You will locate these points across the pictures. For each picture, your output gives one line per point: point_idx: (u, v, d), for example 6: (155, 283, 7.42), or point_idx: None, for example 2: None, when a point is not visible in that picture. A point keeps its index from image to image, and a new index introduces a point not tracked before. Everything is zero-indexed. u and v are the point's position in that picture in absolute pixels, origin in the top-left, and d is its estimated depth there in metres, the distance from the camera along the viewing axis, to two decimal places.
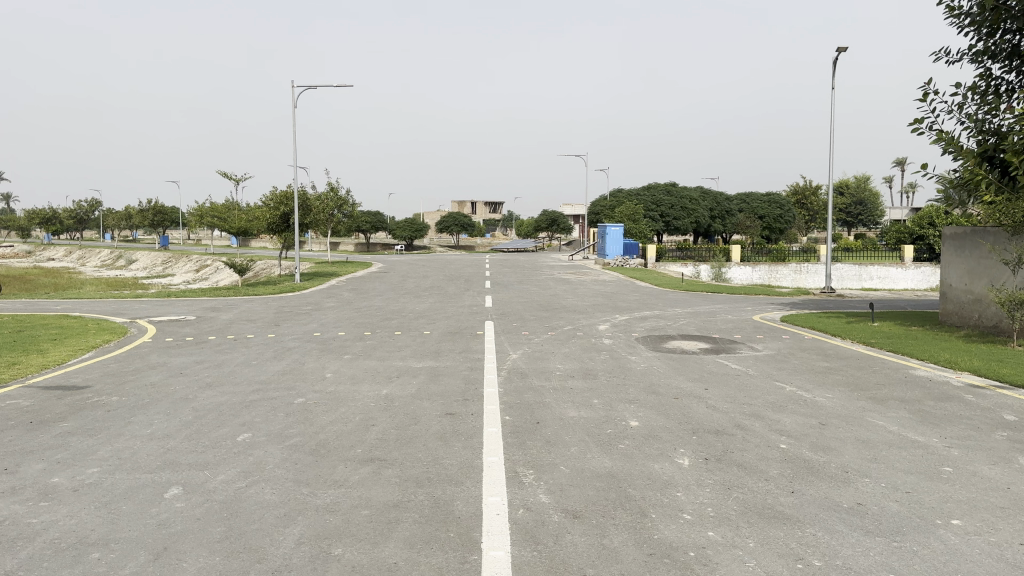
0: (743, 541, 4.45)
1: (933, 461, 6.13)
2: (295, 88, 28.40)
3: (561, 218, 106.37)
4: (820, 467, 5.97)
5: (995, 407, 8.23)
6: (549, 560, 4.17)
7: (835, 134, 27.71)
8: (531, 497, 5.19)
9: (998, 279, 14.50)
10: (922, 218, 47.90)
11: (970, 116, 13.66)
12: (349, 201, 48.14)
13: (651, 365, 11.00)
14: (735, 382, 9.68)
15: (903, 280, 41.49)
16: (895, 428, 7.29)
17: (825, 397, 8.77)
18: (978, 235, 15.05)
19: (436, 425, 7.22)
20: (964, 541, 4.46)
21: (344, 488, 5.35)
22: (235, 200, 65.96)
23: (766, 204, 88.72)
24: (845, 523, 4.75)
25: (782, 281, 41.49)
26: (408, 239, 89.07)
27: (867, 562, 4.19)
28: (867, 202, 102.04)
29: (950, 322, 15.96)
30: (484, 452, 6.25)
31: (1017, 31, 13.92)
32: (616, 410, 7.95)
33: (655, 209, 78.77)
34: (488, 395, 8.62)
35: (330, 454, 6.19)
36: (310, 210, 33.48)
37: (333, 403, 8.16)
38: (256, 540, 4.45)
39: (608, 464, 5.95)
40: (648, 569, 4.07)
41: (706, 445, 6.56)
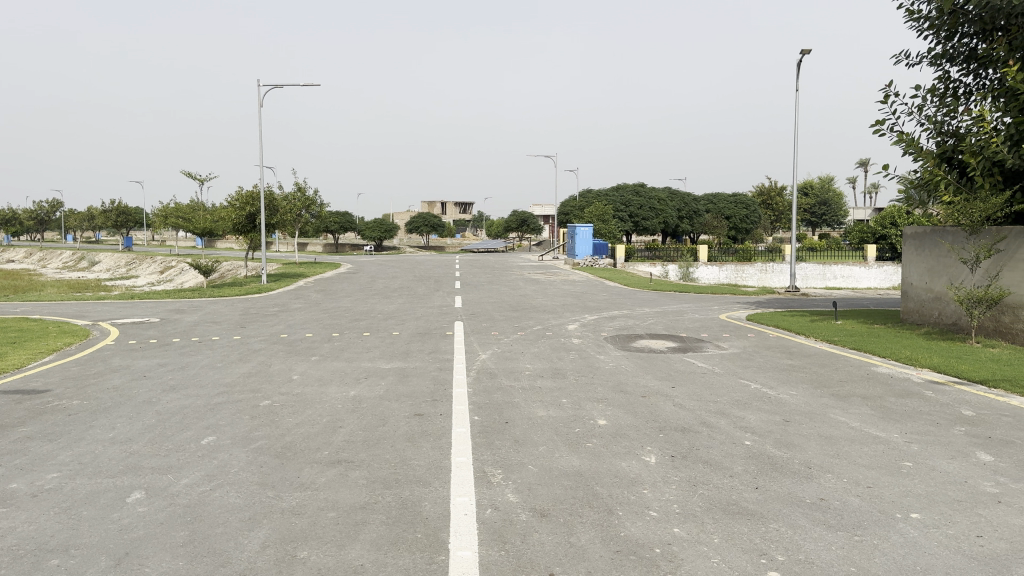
0: (708, 537, 4.49)
1: (894, 456, 6.25)
2: (262, 86, 28.03)
3: (530, 218, 106.22)
4: (783, 462, 6.06)
5: (953, 403, 8.42)
6: (516, 560, 4.17)
7: (798, 136, 28.09)
8: (499, 496, 5.19)
9: (957, 277, 14.75)
10: (884, 219, 48.72)
11: (929, 118, 14.02)
12: (316, 201, 47.83)
13: (620, 364, 11.06)
14: (702, 380, 9.76)
15: (866, 280, 42.22)
16: (857, 424, 7.42)
17: (789, 394, 8.90)
18: (937, 235, 15.33)
19: (405, 426, 7.21)
20: (923, 534, 4.55)
21: (311, 490, 5.32)
22: (199, 201, 65.10)
23: (733, 204, 89.77)
24: (808, 518, 4.82)
25: (748, 279, 41.98)
26: (377, 240, 88.61)
27: (829, 556, 4.25)
28: (831, 203, 103.62)
29: (910, 320, 16.26)
30: (452, 453, 6.25)
31: (974, 35, 14.23)
32: (584, 409, 7.98)
33: (624, 209, 79.18)
34: (457, 395, 8.64)
35: (296, 457, 6.15)
36: (277, 210, 33.14)
37: (299, 405, 8.10)
38: (219, 543, 4.40)
39: (576, 464, 5.96)
40: (615, 567, 4.09)
41: (672, 443, 6.61)
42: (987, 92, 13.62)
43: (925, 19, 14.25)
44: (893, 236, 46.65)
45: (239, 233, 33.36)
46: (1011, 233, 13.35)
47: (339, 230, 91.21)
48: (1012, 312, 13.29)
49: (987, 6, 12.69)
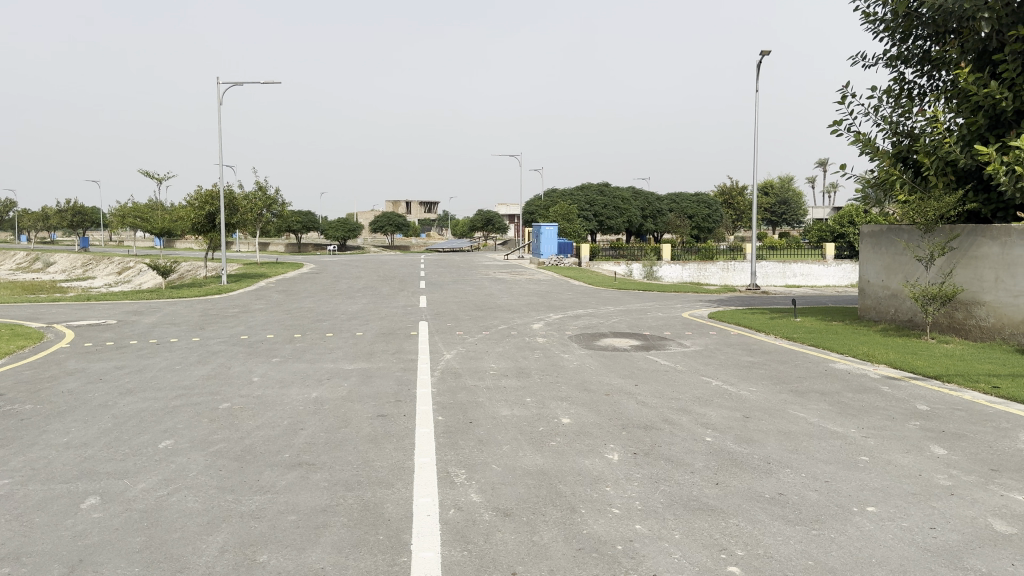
0: (669, 533, 4.53)
1: (851, 451, 6.35)
2: (222, 84, 27.67)
3: (496, 217, 106.05)
4: (743, 458, 6.14)
5: (909, 398, 8.58)
6: (478, 559, 4.16)
7: (758, 137, 28.47)
8: (462, 497, 5.17)
9: (912, 274, 15.05)
10: (842, 218, 49.59)
11: (884, 118, 14.35)
12: (278, 200, 47.30)
13: (584, 363, 11.12)
14: (664, 377, 9.85)
15: (825, 277, 43.03)
16: (815, 419, 7.54)
17: (749, 390, 9.02)
18: (893, 233, 15.64)
19: (367, 427, 7.15)
20: (879, 527, 4.64)
21: (270, 494, 5.24)
22: (157, 202, 63.93)
23: (695, 204, 90.72)
24: (767, 513, 4.88)
25: (710, 278, 42.20)
26: (341, 241, 87.80)
27: (787, 550, 4.30)
28: (791, 202, 105.22)
29: (867, 317, 16.57)
30: (415, 453, 6.22)
31: (927, 38, 14.55)
32: (548, 408, 8.00)
33: (589, 209, 79.49)
34: (421, 395, 8.61)
35: (255, 460, 6.06)
36: (237, 210, 32.68)
37: (260, 408, 7.98)
38: (176, 548, 4.33)
39: (540, 462, 5.97)
40: (577, 564, 4.10)
41: (635, 441, 6.65)
42: (940, 94, 13.95)
43: (881, 21, 14.55)
44: (851, 235, 47.52)
45: (198, 232, 32.85)
46: (963, 232, 13.62)
47: (302, 229, 90.32)
48: (965, 309, 13.59)
49: (939, 9, 12.99)
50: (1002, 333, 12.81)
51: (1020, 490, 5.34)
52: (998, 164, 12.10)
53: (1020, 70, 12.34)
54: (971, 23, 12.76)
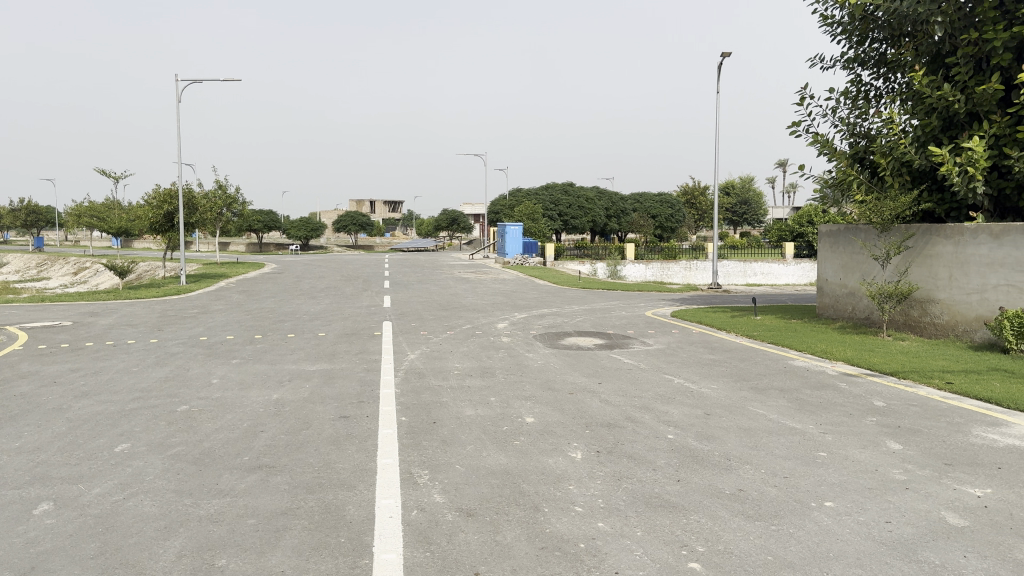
0: (631, 530, 4.55)
1: (810, 447, 6.44)
2: (181, 81, 27.19)
3: (460, 217, 105.70)
4: (705, 455, 6.19)
5: (866, 394, 8.74)
6: (441, 560, 4.15)
7: (719, 137, 28.79)
8: (425, 497, 5.15)
9: (869, 273, 15.34)
10: (801, 218, 50.40)
11: (842, 119, 14.63)
12: (238, 200, 46.61)
13: (549, 362, 11.14)
14: (628, 376, 9.92)
15: (785, 276, 43.72)
16: (775, 416, 7.64)
17: (710, 388, 9.12)
18: (851, 232, 15.91)
19: (330, 429, 7.08)
20: (836, 522, 4.71)
21: (229, 497, 5.17)
22: (114, 201, 62.66)
23: (658, 203, 91.55)
24: (727, 509, 4.93)
25: (674, 276, 42.84)
26: (303, 241, 86.89)
27: (747, 546, 4.35)
28: (751, 202, 106.69)
29: (826, 315, 16.85)
30: (378, 455, 6.17)
31: (883, 41, 14.84)
32: (513, 407, 8.00)
33: (553, 209, 79.76)
34: (385, 396, 8.54)
35: (214, 463, 5.96)
36: (196, 209, 32.17)
37: (219, 410, 7.86)
38: (133, 554, 4.24)
39: (503, 462, 5.97)
40: (540, 563, 4.11)
41: (598, 439, 6.68)
42: (896, 96, 14.25)
43: (838, 24, 14.80)
44: (810, 234, 48.33)
45: (156, 232, 32.23)
46: (918, 231, 13.90)
47: (263, 229, 89.11)
48: (920, 306, 13.88)
49: (895, 13, 13.26)
50: (955, 330, 13.11)
51: (972, 483, 5.48)
52: (952, 165, 12.40)
53: (972, 73, 12.65)
54: (925, 27, 13.04)
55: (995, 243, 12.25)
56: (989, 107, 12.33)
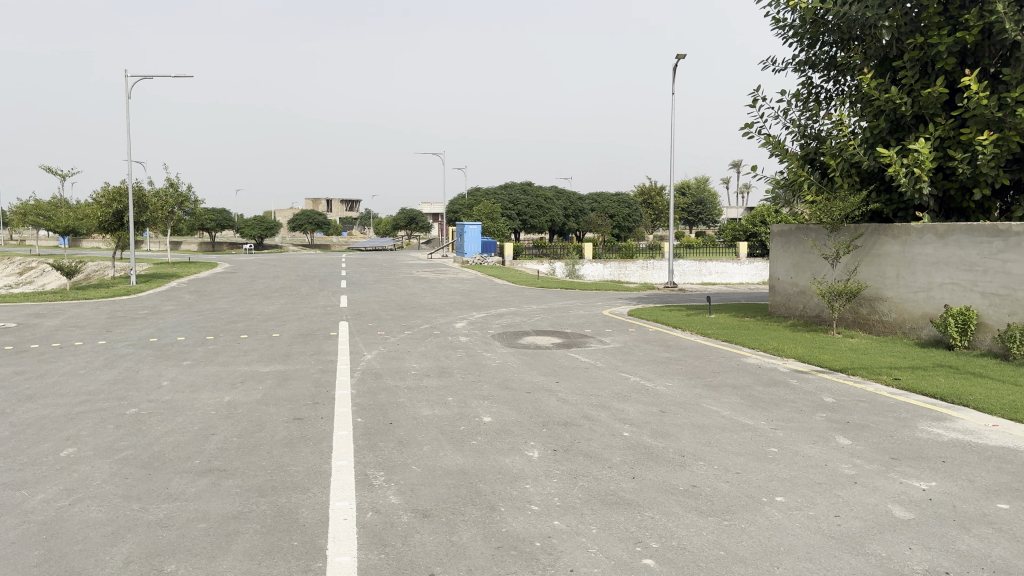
0: (586, 528, 4.58)
1: (761, 443, 6.55)
2: (131, 77, 26.56)
3: (419, 216, 105.24)
4: (659, 451, 6.26)
5: (816, 391, 8.93)
6: (396, 562, 4.12)
7: (674, 138, 29.13)
8: (380, 499, 5.11)
9: (819, 272, 15.65)
10: (754, 218, 51.29)
11: (793, 121, 14.92)
12: (191, 198, 45.76)
13: (506, 361, 11.13)
14: (585, 374, 9.96)
15: (739, 275, 44.49)
16: (727, 412, 7.76)
17: (665, 385, 9.22)
18: (801, 232, 16.23)
19: (283, 431, 6.99)
20: (786, 516, 4.79)
21: (179, 501, 5.07)
22: (60, 200, 60.98)
23: (616, 203, 92.28)
24: (681, 505, 4.99)
25: (631, 275, 43.24)
26: (257, 240, 85.64)
27: (700, 541, 4.40)
28: (706, 202, 108.26)
29: (778, 313, 17.15)
30: (332, 457, 6.10)
31: (833, 44, 15.14)
32: (470, 406, 7.99)
33: (512, 208, 79.85)
34: (340, 397, 8.47)
35: (164, 467, 5.84)
36: (147, 207, 31.48)
37: (169, 413, 7.70)
38: (77, 561, 4.14)
39: (460, 461, 5.96)
40: (495, 563, 4.10)
41: (555, 437, 6.70)
42: (846, 98, 14.55)
43: (790, 27, 15.07)
44: (762, 233, 49.23)
45: (105, 231, 31.48)
46: (867, 231, 14.22)
47: (216, 229, 87.57)
48: (869, 304, 14.21)
49: (844, 17, 13.55)
50: (902, 327, 13.43)
51: (917, 477, 5.62)
52: (899, 166, 12.73)
53: (917, 77, 12.99)
54: (873, 31, 13.34)
55: (940, 242, 12.57)
56: (934, 110, 12.67)
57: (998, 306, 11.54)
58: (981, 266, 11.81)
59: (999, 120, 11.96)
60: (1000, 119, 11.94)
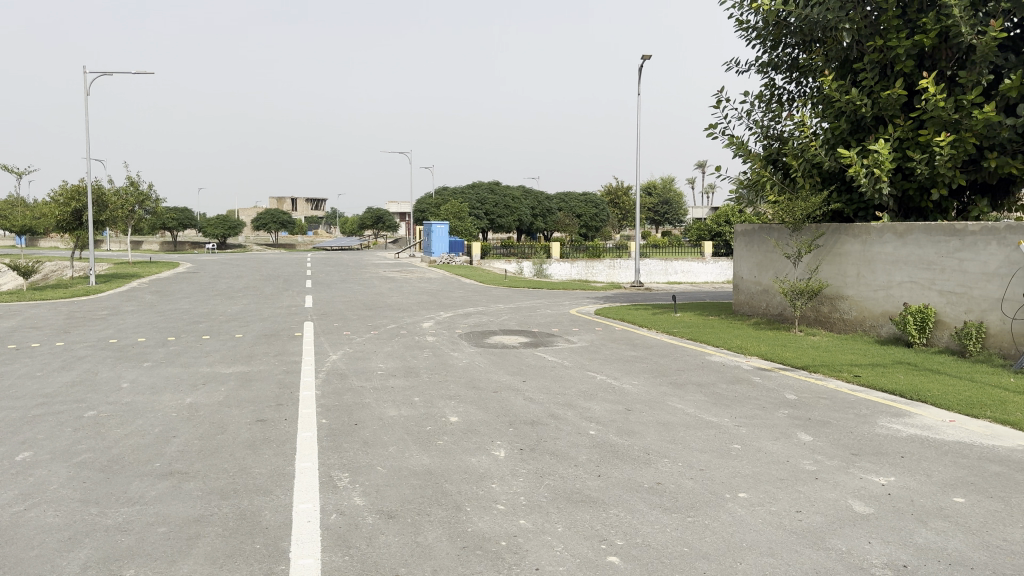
0: (552, 527, 4.59)
1: (725, 440, 6.63)
2: (90, 74, 26.06)
3: (385, 216, 104.70)
4: (625, 450, 6.29)
5: (778, 388, 9.05)
6: (361, 563, 4.09)
7: (640, 138, 29.36)
8: (344, 500, 5.07)
9: (782, 271, 15.86)
10: (718, 218, 51.94)
11: (756, 122, 15.11)
12: (152, 197, 44.98)
13: (473, 361, 11.12)
14: (551, 373, 9.99)
15: (703, 274, 45.04)
16: (692, 410, 7.84)
17: (631, 383, 9.28)
18: (764, 232, 16.43)
19: (245, 433, 6.90)
20: (749, 512, 4.85)
21: (139, 505, 4.98)
22: (16, 199, 59.54)
23: (583, 203, 92.71)
24: (646, 503, 5.02)
25: (598, 275, 43.46)
26: (221, 239, 84.47)
27: (664, 538, 4.44)
28: (672, 202, 109.25)
29: (742, 312, 17.35)
30: (296, 459, 6.04)
31: (796, 46, 15.36)
32: (436, 406, 7.96)
33: (479, 207, 79.78)
34: (305, 398, 8.39)
35: (123, 470, 5.74)
36: (106, 206, 30.88)
37: (129, 416, 7.56)
38: (32, 568, 4.04)
39: (426, 462, 5.93)
40: (461, 563, 4.09)
41: (521, 437, 6.70)
42: (807, 100, 14.77)
43: (753, 29, 15.27)
44: (726, 233, 49.86)
45: (63, 231, 30.84)
46: (828, 230, 14.44)
47: (178, 228, 86.20)
48: (830, 303, 14.44)
49: (806, 19, 13.74)
50: (863, 325, 13.67)
51: (876, 472, 5.73)
52: (859, 167, 12.96)
53: (877, 79, 13.23)
54: (834, 33, 13.56)
55: (899, 242, 12.82)
56: (893, 112, 12.91)
57: (955, 303, 11.79)
58: (939, 264, 12.05)
59: (955, 121, 12.23)
60: (957, 121, 12.20)
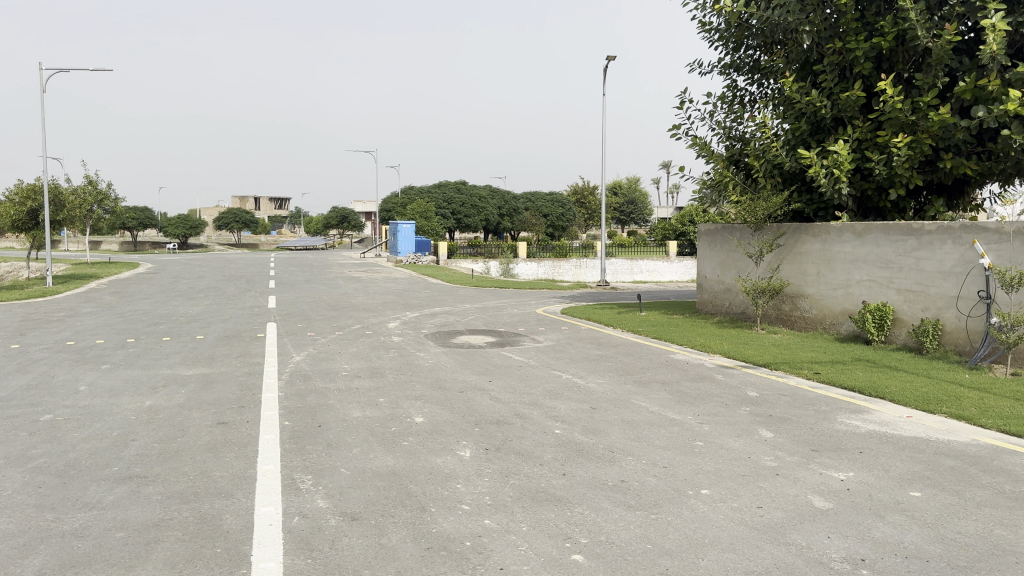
0: (516, 526, 4.60)
1: (688, 437, 6.69)
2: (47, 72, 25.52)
3: (351, 216, 103.99)
4: (590, 448, 6.33)
5: (741, 385, 9.17)
6: (323, 566, 4.07)
7: (605, 139, 29.55)
8: (308, 503, 5.03)
9: (744, 270, 16.06)
10: (683, 218, 52.48)
11: (719, 123, 15.27)
12: (111, 196, 44.17)
13: (439, 361, 11.10)
14: (517, 373, 10.01)
15: (668, 273, 45.48)
16: (656, 408, 7.90)
17: (596, 382, 9.33)
18: (727, 231, 16.62)
19: (206, 435, 6.81)
20: (711, 508, 4.91)
21: (97, 510, 4.89)
22: None
23: (550, 203, 93.03)
24: (610, 500, 5.06)
25: (564, 274, 43.60)
26: (182, 239, 83.15)
27: (628, 535, 4.47)
28: (637, 202, 110.08)
29: (705, 310, 17.53)
30: (259, 461, 5.97)
31: (757, 47, 15.55)
32: (402, 407, 7.93)
33: (446, 207, 79.58)
34: (268, 400, 8.30)
35: (80, 475, 5.63)
36: (63, 206, 30.24)
37: (87, 419, 7.42)
38: None
39: (390, 463, 5.90)
40: (425, 564, 4.09)
41: (486, 437, 6.70)
42: (769, 101, 14.98)
43: (716, 31, 15.42)
44: (691, 233, 50.43)
45: (19, 231, 30.16)
46: (789, 229, 14.66)
47: (138, 228, 84.69)
48: (791, 301, 14.65)
49: (767, 21, 13.93)
50: (823, 323, 13.89)
51: (836, 467, 5.82)
52: (819, 167, 13.18)
53: (836, 81, 13.44)
54: (794, 35, 13.74)
55: (858, 241, 13.05)
56: (852, 113, 13.14)
57: (912, 301, 12.04)
58: (897, 263, 12.29)
59: (912, 123, 12.47)
60: (913, 122, 12.45)
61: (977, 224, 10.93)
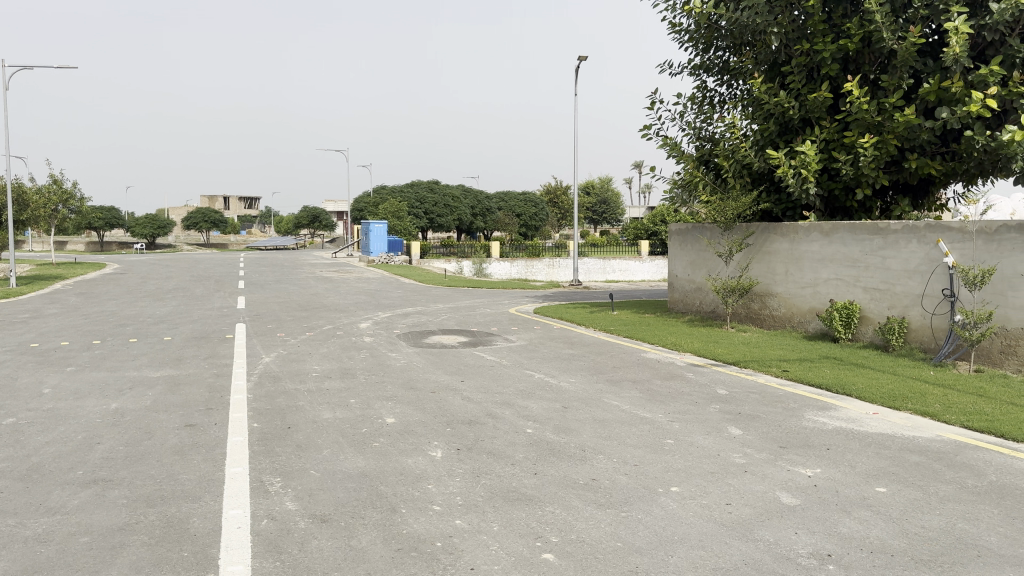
0: (487, 526, 4.60)
1: (658, 435, 6.73)
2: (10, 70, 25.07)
3: (323, 215, 103.27)
4: (560, 447, 6.34)
5: (711, 383, 9.25)
6: (292, 569, 4.04)
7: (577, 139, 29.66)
8: (277, 506, 4.99)
9: (714, 270, 16.21)
10: (654, 218, 52.82)
11: (689, 123, 15.39)
12: (76, 195, 43.46)
13: (411, 361, 11.07)
14: (489, 372, 10.01)
15: (640, 272, 45.73)
16: (627, 407, 7.94)
17: (568, 381, 9.36)
18: (697, 231, 16.76)
19: (173, 438, 6.72)
20: (680, 506, 4.95)
21: (60, 515, 4.81)
22: None
23: (522, 203, 93.16)
24: (581, 499, 5.07)
25: (536, 274, 43.69)
26: (150, 238, 82.03)
27: (598, 534, 4.49)
28: (609, 202, 110.56)
29: (676, 310, 17.65)
30: (227, 464, 5.91)
31: (726, 49, 15.69)
32: (372, 408, 7.89)
33: (419, 207, 79.32)
34: (237, 401, 8.22)
35: (44, 479, 5.53)
36: (27, 205, 29.69)
37: (50, 422, 7.29)
38: None
39: (360, 464, 5.87)
40: (395, 565, 4.07)
41: (458, 437, 6.69)
42: (738, 102, 15.13)
43: (685, 32, 15.54)
44: (662, 232, 50.77)
45: None
46: (758, 229, 14.81)
47: (105, 228, 83.39)
48: (760, 300, 14.81)
49: (736, 23, 14.06)
50: (791, 321, 14.06)
51: (804, 464, 5.90)
52: (787, 167, 13.34)
53: (804, 82, 13.60)
54: (763, 37, 13.89)
55: (825, 240, 13.22)
56: (819, 114, 13.31)
57: (878, 299, 12.23)
58: (863, 262, 12.47)
59: (878, 123, 12.66)
60: (879, 123, 12.64)
61: (941, 224, 11.12)
